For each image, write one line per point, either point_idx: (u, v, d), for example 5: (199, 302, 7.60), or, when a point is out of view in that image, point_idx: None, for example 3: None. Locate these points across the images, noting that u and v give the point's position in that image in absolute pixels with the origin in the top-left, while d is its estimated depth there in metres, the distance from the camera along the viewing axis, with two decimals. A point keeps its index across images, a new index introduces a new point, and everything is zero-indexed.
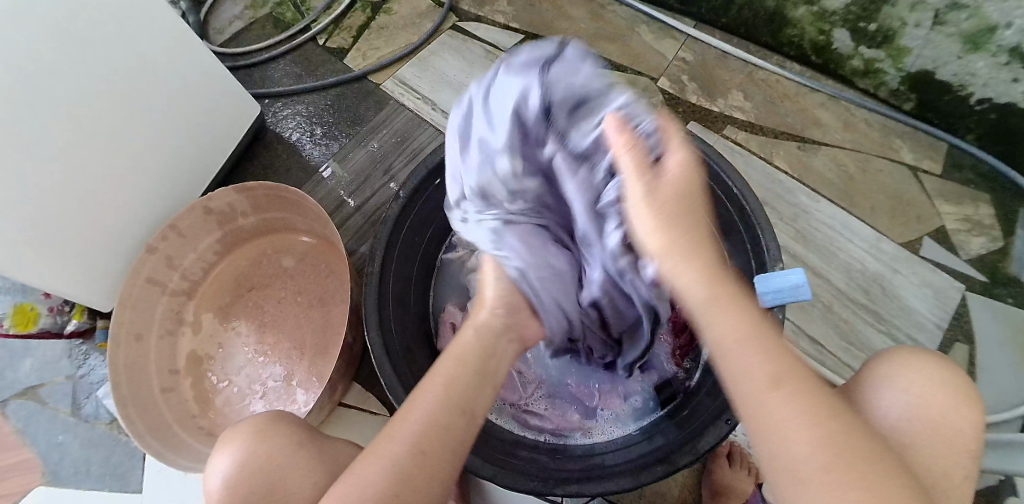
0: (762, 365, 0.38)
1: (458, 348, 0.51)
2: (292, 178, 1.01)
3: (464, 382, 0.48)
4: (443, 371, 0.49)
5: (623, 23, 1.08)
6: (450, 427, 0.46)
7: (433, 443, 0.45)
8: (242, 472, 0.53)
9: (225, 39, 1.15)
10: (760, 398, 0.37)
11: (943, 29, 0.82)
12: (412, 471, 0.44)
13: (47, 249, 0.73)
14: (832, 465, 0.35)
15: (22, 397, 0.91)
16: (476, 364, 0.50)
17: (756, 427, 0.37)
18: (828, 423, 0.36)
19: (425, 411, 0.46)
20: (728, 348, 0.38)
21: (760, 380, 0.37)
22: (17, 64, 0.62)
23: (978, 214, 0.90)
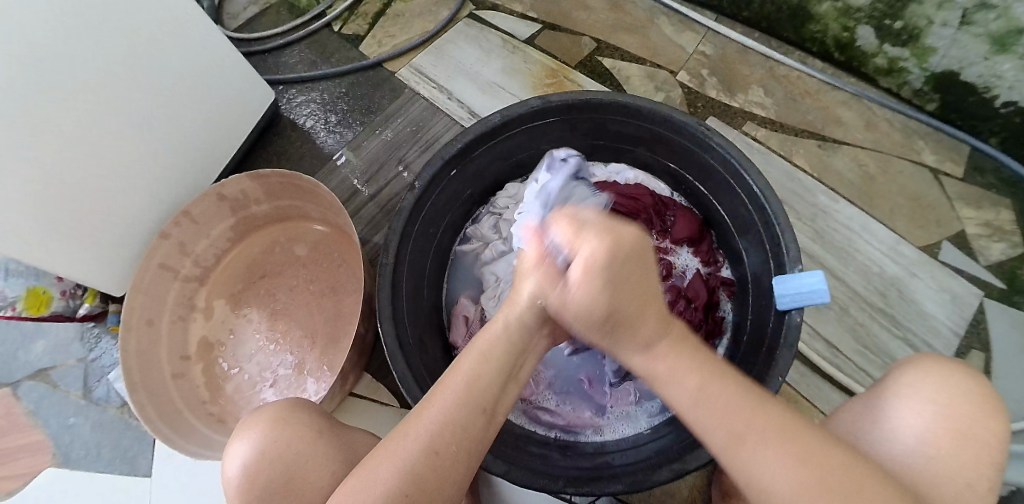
0: (725, 423, 0.42)
1: (486, 342, 0.47)
2: (305, 165, 1.00)
3: (486, 382, 0.46)
4: (464, 367, 0.46)
5: (643, 14, 1.06)
6: (469, 428, 0.45)
7: (449, 445, 0.44)
8: (260, 458, 0.53)
9: (239, 24, 1.14)
10: (732, 453, 0.41)
11: (970, 29, 0.80)
12: (426, 472, 0.44)
13: (60, 233, 0.72)
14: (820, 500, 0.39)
15: (34, 379, 0.91)
16: (504, 361, 0.47)
17: (746, 481, 0.41)
18: (806, 463, 0.40)
19: (443, 409, 0.45)
20: (693, 409, 0.42)
21: (726, 438, 0.41)
22: (30, 48, 0.61)
23: (999, 219, 0.88)
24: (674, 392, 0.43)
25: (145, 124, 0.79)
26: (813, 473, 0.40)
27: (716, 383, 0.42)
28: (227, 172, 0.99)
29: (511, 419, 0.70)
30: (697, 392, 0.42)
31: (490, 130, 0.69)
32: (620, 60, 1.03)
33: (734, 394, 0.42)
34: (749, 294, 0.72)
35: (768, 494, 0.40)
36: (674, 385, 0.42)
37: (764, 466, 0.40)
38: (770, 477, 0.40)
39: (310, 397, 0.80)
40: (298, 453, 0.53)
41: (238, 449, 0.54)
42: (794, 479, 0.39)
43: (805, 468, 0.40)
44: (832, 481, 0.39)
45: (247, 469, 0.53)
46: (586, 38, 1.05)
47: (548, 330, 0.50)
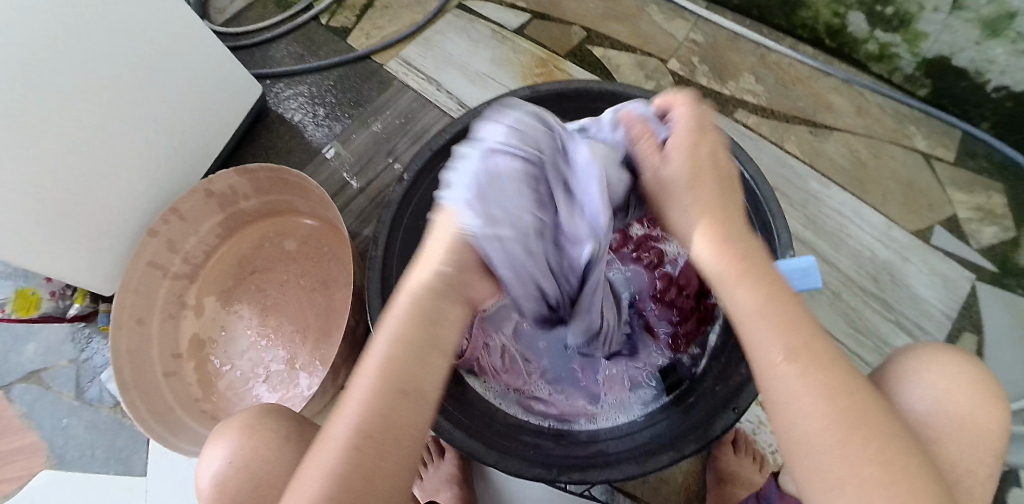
0: (782, 340, 0.37)
1: (393, 325, 0.40)
2: (294, 160, 0.99)
3: (403, 363, 0.39)
4: (375, 357, 0.39)
5: (633, 3, 1.05)
6: (396, 416, 0.39)
7: (378, 434, 0.38)
8: (226, 469, 0.54)
9: (225, 19, 1.13)
10: (772, 372, 0.36)
11: (961, 14, 0.80)
12: (358, 472, 0.37)
13: (46, 232, 0.71)
14: (848, 438, 0.34)
15: (26, 381, 0.90)
16: (419, 340, 0.39)
17: (772, 404, 0.37)
18: (846, 398, 0.35)
19: (364, 400, 0.38)
20: (748, 320, 0.37)
21: (777, 352, 0.36)
22: (14, 45, 0.60)
23: (991, 203, 0.88)
24: (736, 293, 0.38)
25: (132, 121, 0.78)
26: (849, 415, 0.35)
27: (783, 302, 0.38)
28: (216, 167, 0.98)
29: (505, 410, 0.70)
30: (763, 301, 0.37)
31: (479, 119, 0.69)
32: (610, 49, 1.02)
33: (790, 314, 0.37)
34: None
35: (787, 424, 0.36)
36: (706, 247, 0.39)
37: (792, 391, 0.36)
38: (794, 405, 0.35)
39: (303, 392, 0.80)
40: (264, 459, 0.53)
41: (208, 462, 0.55)
42: (823, 410, 0.35)
43: (837, 403, 0.35)
44: (863, 419, 0.35)
45: (216, 482, 0.54)
46: (576, 27, 1.04)
47: (471, 294, 0.43)
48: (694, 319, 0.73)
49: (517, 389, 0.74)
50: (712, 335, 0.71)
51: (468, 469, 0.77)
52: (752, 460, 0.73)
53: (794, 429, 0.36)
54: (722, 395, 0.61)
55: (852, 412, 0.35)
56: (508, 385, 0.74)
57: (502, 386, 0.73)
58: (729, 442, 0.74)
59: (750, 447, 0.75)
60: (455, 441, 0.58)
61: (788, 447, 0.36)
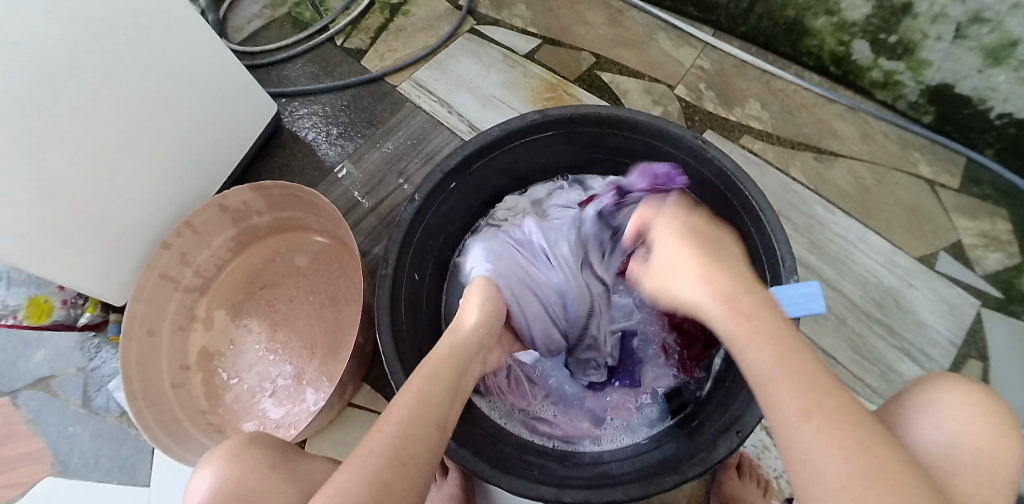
0: (801, 393, 0.36)
1: (432, 363, 0.50)
2: (306, 177, 1.01)
3: (438, 388, 0.47)
4: (415, 383, 0.47)
5: (640, 29, 1.08)
6: (426, 434, 0.43)
7: (409, 452, 0.41)
8: (210, 495, 0.53)
9: (243, 38, 1.16)
10: (793, 427, 0.35)
11: (964, 43, 0.81)
12: (392, 480, 0.39)
13: (61, 241, 0.73)
14: (875, 495, 0.32)
15: (33, 388, 0.91)
16: (451, 374, 0.49)
17: (797, 463, 0.35)
18: (871, 453, 0.34)
19: (401, 415, 0.43)
20: (767, 376, 0.38)
21: (794, 407, 0.36)
22: (35, 56, 0.62)
23: (996, 231, 0.89)
24: (749, 347, 0.39)
25: (149, 134, 0.80)
26: (875, 471, 0.33)
27: (799, 358, 0.38)
28: (230, 184, 1.00)
29: (509, 429, 0.71)
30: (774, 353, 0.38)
31: (490, 143, 0.71)
32: (618, 75, 1.04)
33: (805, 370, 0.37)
34: None
35: (808, 481, 0.34)
36: (713, 297, 0.44)
37: (813, 442, 0.34)
38: (820, 454, 0.34)
39: (309, 407, 0.80)
40: (252, 489, 0.53)
41: (195, 485, 0.54)
42: (846, 467, 0.33)
43: (866, 456, 0.33)
44: (897, 472, 0.33)
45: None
46: (585, 53, 1.06)
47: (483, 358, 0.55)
48: (700, 344, 0.73)
49: (522, 409, 0.74)
50: (717, 359, 0.71)
51: (471, 489, 0.77)
52: (756, 486, 0.73)
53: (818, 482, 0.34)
54: (727, 419, 0.60)
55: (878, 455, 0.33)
56: (512, 405, 0.74)
57: (506, 406, 0.74)
58: (733, 466, 0.74)
59: (754, 472, 0.75)
60: (458, 459, 0.58)
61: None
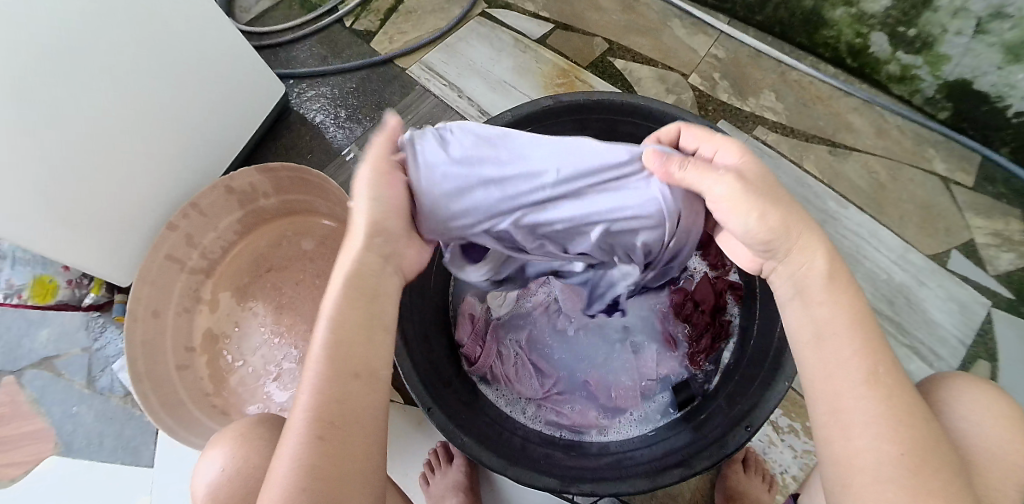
0: (857, 368, 0.39)
1: (333, 307, 0.42)
2: (314, 160, 1.00)
3: (345, 337, 0.41)
4: (317, 338, 0.41)
5: (655, 16, 1.06)
6: (347, 393, 0.40)
7: (332, 418, 0.39)
8: (220, 477, 0.54)
9: (252, 18, 1.14)
10: (841, 394, 0.39)
11: (984, 38, 0.80)
12: (324, 455, 0.38)
13: (66, 221, 0.72)
14: (899, 464, 0.36)
15: (37, 367, 0.91)
16: (359, 315, 0.42)
17: (832, 423, 0.39)
18: (905, 430, 0.37)
19: (313, 385, 0.40)
20: (824, 344, 0.40)
21: (856, 377, 0.39)
22: (38, 36, 0.60)
23: (1009, 230, 0.88)
24: (821, 315, 0.41)
25: (153, 113, 0.78)
26: (904, 444, 0.37)
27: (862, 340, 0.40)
28: (237, 165, 0.99)
29: (515, 418, 0.71)
30: (838, 327, 0.40)
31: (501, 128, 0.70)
32: (631, 61, 1.02)
33: (868, 346, 0.40)
34: None
35: (844, 444, 0.38)
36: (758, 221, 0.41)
37: (860, 414, 0.38)
38: (861, 428, 0.37)
39: None
40: (255, 467, 0.53)
41: (205, 470, 0.56)
42: (884, 439, 0.37)
43: (902, 435, 0.37)
44: (927, 453, 0.37)
45: (210, 490, 0.54)
46: (598, 39, 1.04)
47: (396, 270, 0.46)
48: (709, 335, 0.72)
49: (529, 398, 0.73)
50: (727, 353, 0.72)
51: (476, 475, 0.77)
52: (759, 479, 0.73)
53: (851, 457, 0.37)
54: (736, 412, 0.60)
55: (918, 442, 0.37)
56: (519, 395, 0.73)
57: (513, 396, 0.73)
58: (739, 460, 0.74)
59: (759, 467, 0.74)
60: (464, 447, 0.58)
61: (835, 461, 0.38)
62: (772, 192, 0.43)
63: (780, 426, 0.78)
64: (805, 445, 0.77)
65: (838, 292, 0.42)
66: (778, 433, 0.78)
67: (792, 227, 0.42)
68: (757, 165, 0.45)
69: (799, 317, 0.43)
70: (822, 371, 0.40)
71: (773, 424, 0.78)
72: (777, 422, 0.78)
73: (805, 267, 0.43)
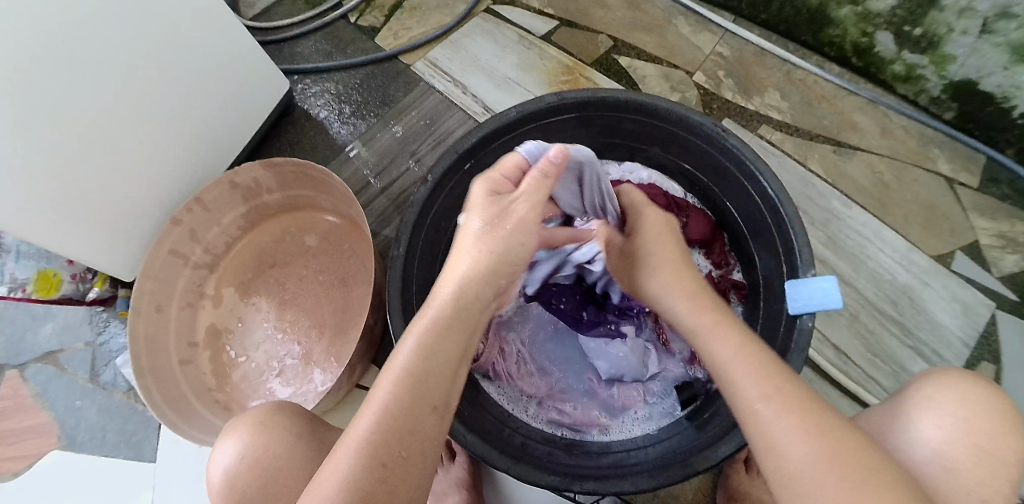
0: (762, 385, 0.43)
1: (427, 331, 0.43)
2: (318, 155, 1.00)
3: (422, 366, 0.42)
4: (403, 360, 0.42)
5: (661, 14, 1.06)
6: (417, 425, 0.41)
7: (394, 447, 0.40)
8: (237, 464, 0.54)
9: (256, 13, 1.14)
10: (758, 413, 0.42)
11: (991, 38, 0.79)
12: (377, 485, 0.39)
13: (70, 216, 0.72)
14: (827, 468, 0.38)
15: (41, 361, 0.91)
16: (450, 351, 0.43)
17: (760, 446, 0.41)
18: (827, 436, 0.39)
19: (385, 409, 0.41)
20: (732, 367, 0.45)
21: (759, 397, 0.42)
22: (42, 31, 0.60)
23: (1013, 231, 0.87)
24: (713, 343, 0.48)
25: (158, 110, 0.78)
26: (829, 448, 0.39)
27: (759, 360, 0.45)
28: (240, 160, 1.00)
29: (516, 415, 0.71)
30: (731, 351, 0.46)
31: (507, 125, 0.69)
32: (636, 59, 1.02)
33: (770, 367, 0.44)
34: (760, 297, 0.71)
35: (775, 462, 0.40)
36: (685, 309, 0.53)
37: (782, 430, 0.40)
38: (783, 441, 0.40)
39: (317, 388, 0.80)
40: (273, 456, 0.54)
41: (220, 457, 0.56)
42: (810, 450, 0.39)
43: (824, 442, 0.39)
44: (851, 455, 0.38)
45: (226, 474, 0.55)
46: (603, 36, 1.04)
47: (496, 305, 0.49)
48: None
49: (531, 395, 0.74)
50: None
51: (479, 471, 0.77)
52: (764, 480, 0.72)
53: (783, 468, 0.39)
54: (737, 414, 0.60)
55: (837, 450, 0.39)
56: (521, 391, 0.74)
57: (515, 392, 0.74)
58: (742, 460, 0.73)
59: None
60: (468, 445, 0.58)
61: (776, 482, 0.40)
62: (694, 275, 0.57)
63: None
64: None
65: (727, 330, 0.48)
66: None
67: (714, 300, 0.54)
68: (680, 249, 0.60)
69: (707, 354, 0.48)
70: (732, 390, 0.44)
71: None
72: None
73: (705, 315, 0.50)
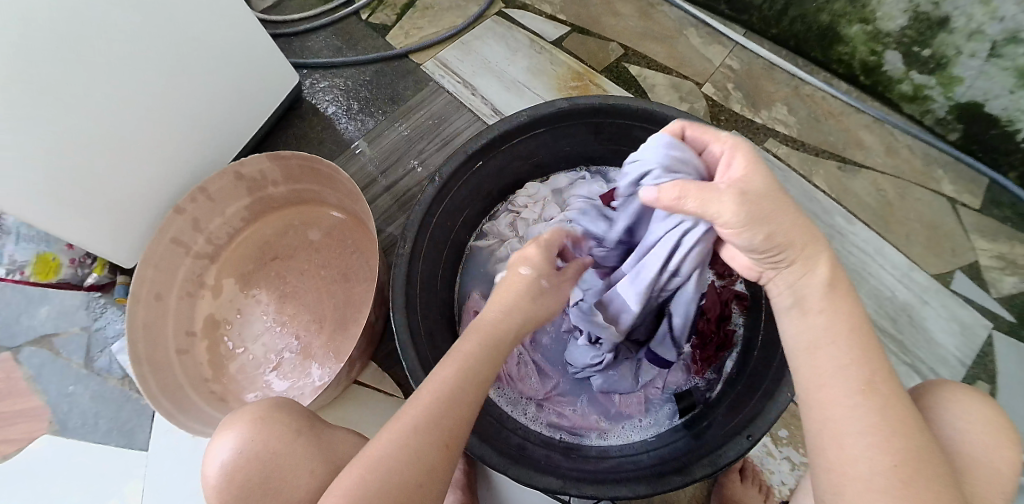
0: (857, 372, 0.40)
1: (487, 326, 0.48)
2: (324, 150, 1.00)
3: (481, 363, 0.46)
4: (463, 353, 0.47)
5: (672, 24, 1.06)
6: (468, 413, 0.45)
7: (449, 431, 0.44)
8: (236, 459, 0.54)
9: (268, 6, 1.14)
10: (839, 399, 0.39)
11: (999, 62, 0.80)
12: (436, 461, 0.43)
13: (75, 201, 0.72)
14: (896, 470, 0.36)
15: (36, 345, 0.91)
16: (501, 348, 0.48)
17: (825, 434, 0.39)
18: (902, 435, 0.37)
19: (442, 394, 0.45)
20: (820, 347, 0.41)
21: (853, 381, 0.39)
22: (55, 17, 0.60)
23: (1013, 253, 0.88)
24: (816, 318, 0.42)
25: (169, 98, 0.79)
26: (899, 446, 0.37)
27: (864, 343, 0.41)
28: (246, 151, 0.99)
29: (516, 418, 0.72)
30: (831, 330, 0.41)
31: (515, 128, 0.69)
32: (646, 68, 1.02)
33: (863, 350, 0.40)
34: (763, 313, 0.68)
35: (838, 453, 0.38)
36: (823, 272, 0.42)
37: (856, 425, 0.38)
38: (862, 438, 0.37)
39: (314, 382, 0.80)
40: (273, 452, 0.53)
41: (215, 452, 0.55)
42: (882, 452, 0.37)
43: (893, 437, 0.37)
44: (915, 462, 0.36)
45: (223, 470, 0.54)
46: (613, 44, 1.05)
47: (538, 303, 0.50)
48: (714, 344, 0.70)
49: (530, 397, 0.74)
50: (729, 362, 0.72)
51: (474, 474, 0.77)
52: (757, 489, 0.73)
53: (843, 466, 0.38)
54: (736, 423, 0.61)
55: (908, 452, 0.37)
56: (521, 393, 0.74)
57: (514, 394, 0.74)
58: (737, 470, 0.74)
59: (756, 477, 0.75)
60: (466, 444, 0.58)
61: (826, 473, 0.39)
62: (779, 208, 0.40)
63: (780, 438, 0.78)
64: (803, 457, 0.77)
65: (839, 295, 0.42)
66: (776, 444, 0.78)
67: (798, 235, 0.41)
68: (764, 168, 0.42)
69: (795, 326, 0.43)
70: (818, 376, 0.41)
71: (772, 436, 0.79)
72: (777, 433, 0.79)
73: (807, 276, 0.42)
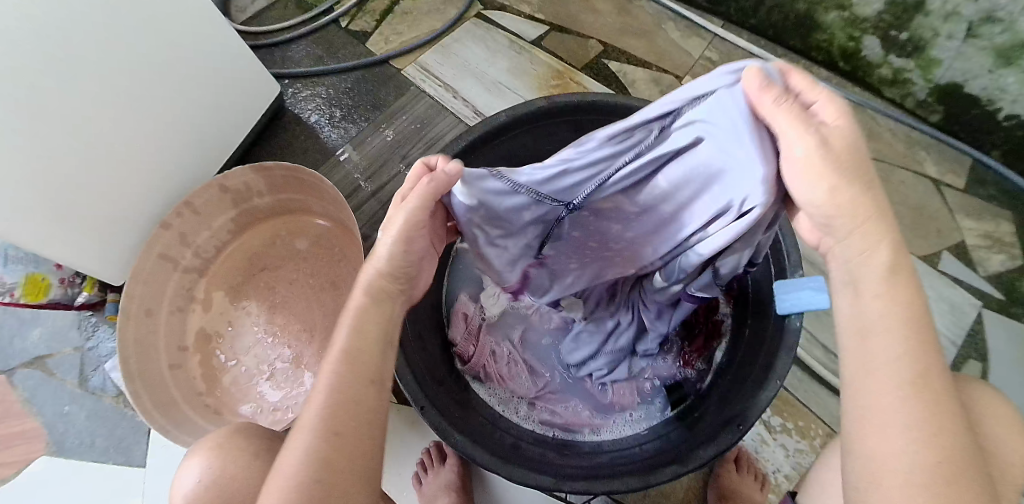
0: (907, 361, 0.36)
1: (355, 312, 0.45)
2: (308, 158, 1.01)
3: (360, 348, 0.44)
4: (339, 342, 0.44)
5: (650, 19, 1.07)
6: (359, 397, 0.42)
7: (344, 419, 0.41)
8: (198, 487, 0.54)
9: (247, 18, 1.15)
10: (878, 388, 0.36)
11: (976, 42, 0.80)
12: (331, 452, 0.39)
13: (58, 223, 0.72)
14: (932, 467, 0.33)
15: (28, 367, 0.91)
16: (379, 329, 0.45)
17: (861, 425, 0.36)
18: (941, 429, 0.34)
19: (328, 386, 0.42)
20: (872, 334, 0.37)
21: (904, 374, 0.35)
22: (35, 41, 0.60)
23: (999, 232, 0.89)
24: (868, 302, 0.38)
25: (151, 114, 0.79)
26: (937, 442, 0.34)
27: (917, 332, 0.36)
28: (231, 163, 1.00)
29: (508, 416, 0.72)
30: (887, 319, 0.37)
31: (495, 128, 0.70)
32: (626, 64, 1.03)
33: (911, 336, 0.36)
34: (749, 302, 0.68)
35: (873, 445, 0.35)
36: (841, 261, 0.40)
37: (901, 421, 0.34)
38: (903, 435, 0.34)
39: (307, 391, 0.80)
40: (232, 477, 0.54)
41: (181, 483, 0.56)
42: (922, 450, 0.34)
43: (931, 435, 0.34)
44: (953, 460, 0.33)
45: (189, 499, 0.54)
46: (593, 41, 1.05)
47: None
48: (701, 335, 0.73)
49: (522, 397, 0.75)
50: (719, 351, 0.72)
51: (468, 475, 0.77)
52: (754, 480, 0.74)
53: (879, 459, 0.35)
54: (727, 414, 0.61)
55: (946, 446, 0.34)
56: (513, 393, 0.75)
57: (506, 393, 0.75)
58: (732, 460, 0.75)
59: (752, 466, 0.75)
60: (458, 446, 0.58)
61: (859, 465, 0.36)
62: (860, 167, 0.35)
63: (773, 426, 0.79)
64: (797, 444, 0.78)
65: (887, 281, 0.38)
66: (770, 432, 0.79)
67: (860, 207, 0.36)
68: (857, 133, 0.34)
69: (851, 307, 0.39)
70: (870, 364, 0.37)
71: (765, 424, 0.79)
72: (770, 422, 0.79)
73: (865, 258, 0.37)
